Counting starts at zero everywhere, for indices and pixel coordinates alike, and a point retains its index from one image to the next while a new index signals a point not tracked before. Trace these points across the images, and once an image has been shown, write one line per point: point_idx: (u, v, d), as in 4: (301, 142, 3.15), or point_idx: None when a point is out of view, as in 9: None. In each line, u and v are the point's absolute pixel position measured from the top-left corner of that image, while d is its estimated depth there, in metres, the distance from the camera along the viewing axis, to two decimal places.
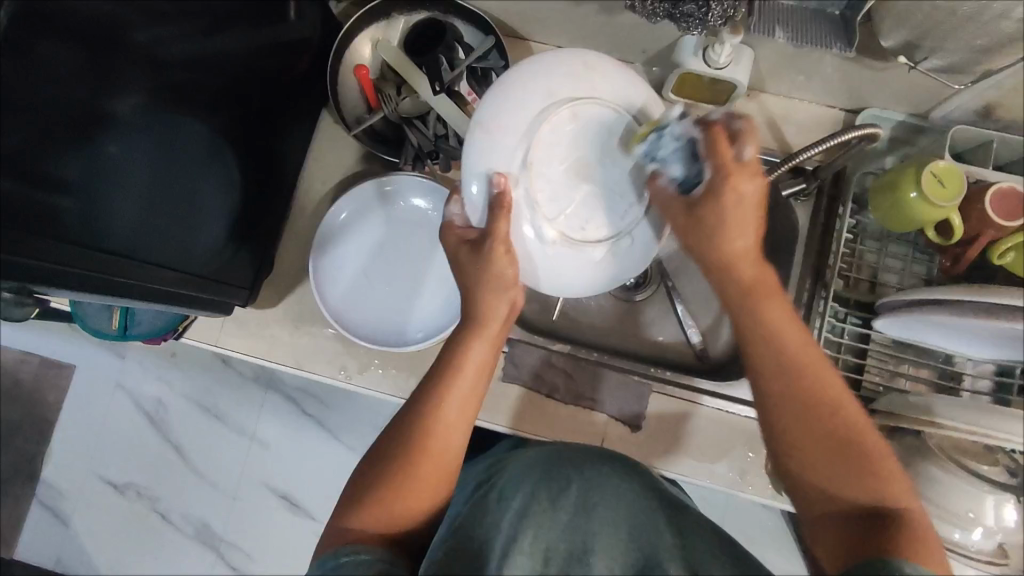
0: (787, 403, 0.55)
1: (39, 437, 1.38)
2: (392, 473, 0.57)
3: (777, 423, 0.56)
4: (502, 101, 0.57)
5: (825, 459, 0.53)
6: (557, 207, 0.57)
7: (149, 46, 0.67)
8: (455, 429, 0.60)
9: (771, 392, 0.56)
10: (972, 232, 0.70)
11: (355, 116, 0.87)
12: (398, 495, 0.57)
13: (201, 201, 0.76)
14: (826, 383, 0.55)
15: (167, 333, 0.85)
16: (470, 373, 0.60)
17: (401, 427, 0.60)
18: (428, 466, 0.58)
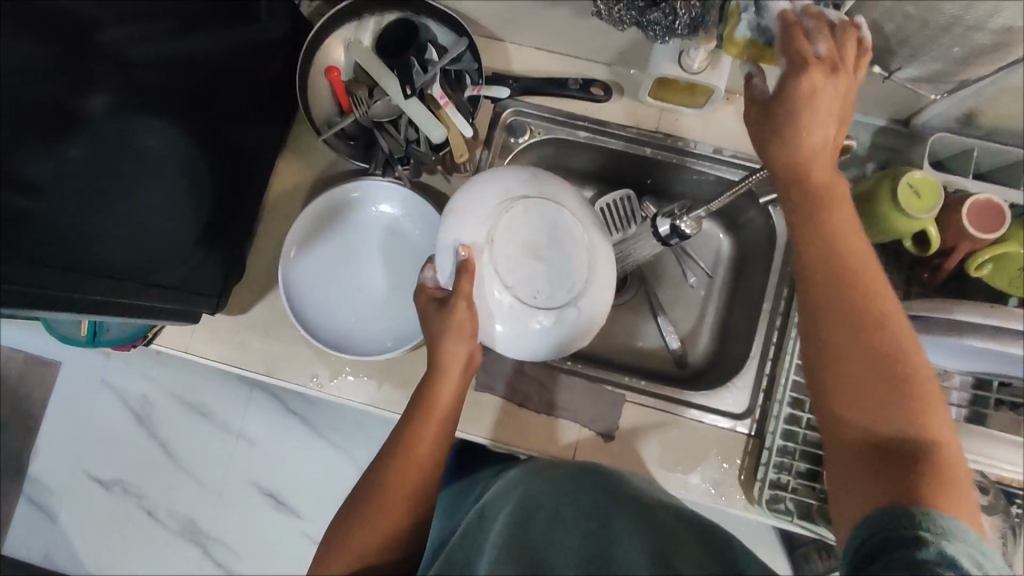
0: (831, 315, 0.52)
1: (24, 434, 1.38)
2: (364, 515, 0.61)
3: (824, 337, 0.52)
4: (470, 191, 0.64)
5: (878, 377, 0.50)
6: (512, 277, 0.61)
7: (119, 45, 0.66)
8: (422, 470, 0.63)
9: (830, 300, 0.52)
10: (948, 244, 0.69)
11: (325, 119, 0.85)
12: (366, 534, 0.60)
13: (167, 207, 0.75)
14: (891, 307, 0.52)
15: (138, 339, 0.84)
16: (435, 418, 0.65)
17: (372, 474, 0.63)
18: (402, 500, 0.62)
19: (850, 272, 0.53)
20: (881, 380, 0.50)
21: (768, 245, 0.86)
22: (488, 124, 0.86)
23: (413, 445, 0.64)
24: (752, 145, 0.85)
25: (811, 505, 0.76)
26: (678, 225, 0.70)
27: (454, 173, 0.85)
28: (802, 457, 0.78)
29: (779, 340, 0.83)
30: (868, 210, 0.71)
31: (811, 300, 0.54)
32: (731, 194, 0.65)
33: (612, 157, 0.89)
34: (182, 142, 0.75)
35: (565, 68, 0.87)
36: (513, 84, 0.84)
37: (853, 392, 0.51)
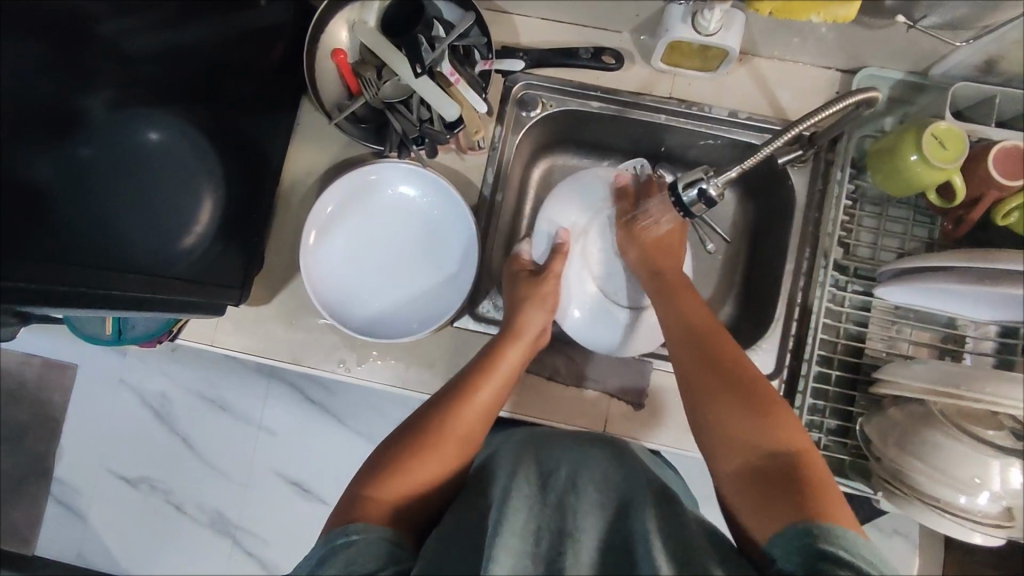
0: (719, 394, 0.63)
1: (48, 437, 1.39)
2: (420, 445, 0.64)
3: (720, 427, 0.61)
4: (575, 189, 0.87)
5: (764, 432, 0.59)
6: (599, 270, 0.87)
7: (115, 43, 0.69)
8: (477, 418, 0.68)
9: (694, 360, 0.66)
10: (974, 194, 0.68)
11: (335, 103, 0.84)
12: (422, 462, 0.63)
13: (186, 198, 0.77)
14: (760, 401, 0.61)
15: (162, 335, 0.84)
16: (500, 373, 0.72)
17: (428, 414, 0.68)
18: (449, 446, 0.65)
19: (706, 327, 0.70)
20: (743, 409, 0.60)
21: (786, 206, 0.86)
22: (499, 99, 0.85)
23: (474, 394, 0.69)
24: (767, 106, 0.83)
25: (843, 461, 0.77)
26: (704, 187, 0.64)
27: (468, 152, 0.85)
28: (831, 414, 0.79)
29: (804, 300, 0.82)
30: (892, 164, 0.70)
31: (704, 406, 0.63)
32: (767, 151, 0.64)
33: (626, 126, 0.88)
34: (192, 135, 0.78)
35: (574, 37, 0.85)
36: (524, 57, 0.83)
37: (732, 438, 0.60)
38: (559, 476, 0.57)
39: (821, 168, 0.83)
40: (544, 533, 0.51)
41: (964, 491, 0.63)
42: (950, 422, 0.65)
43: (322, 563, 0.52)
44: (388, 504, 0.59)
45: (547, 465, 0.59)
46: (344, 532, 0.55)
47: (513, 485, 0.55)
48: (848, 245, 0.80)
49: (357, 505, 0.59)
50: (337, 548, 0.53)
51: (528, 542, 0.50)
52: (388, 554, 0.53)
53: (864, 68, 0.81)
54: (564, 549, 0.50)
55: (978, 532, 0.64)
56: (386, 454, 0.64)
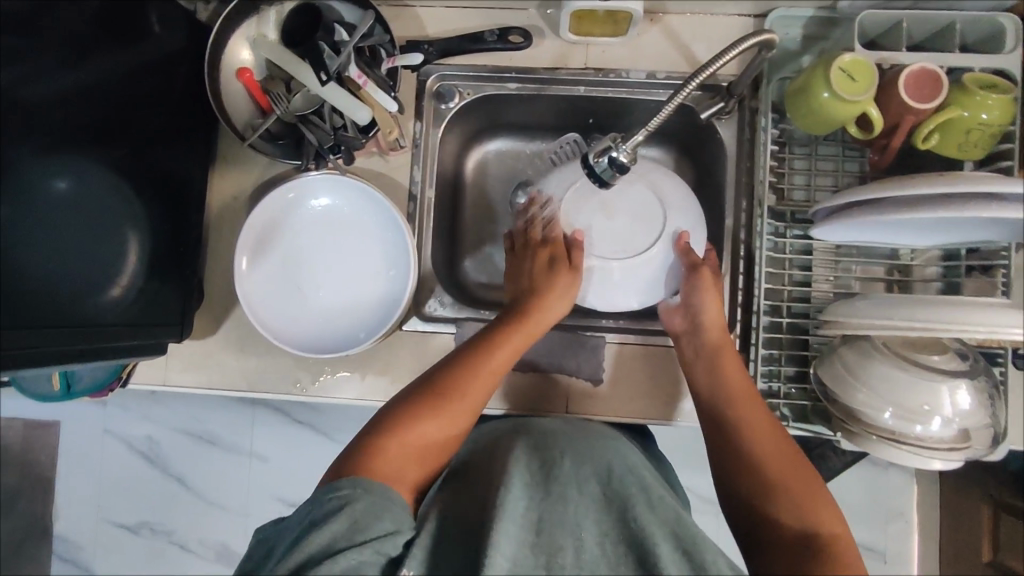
0: (777, 461, 0.63)
1: (39, 496, 1.38)
2: (428, 406, 0.63)
3: (748, 490, 0.62)
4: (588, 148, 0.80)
5: (793, 499, 0.60)
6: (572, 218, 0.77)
7: (12, 92, 0.64)
8: (481, 391, 0.66)
9: (757, 421, 0.66)
10: (892, 121, 0.67)
11: (246, 122, 0.82)
12: (427, 426, 0.62)
13: (108, 243, 0.74)
14: (789, 467, 0.62)
15: (113, 381, 0.83)
16: (512, 346, 0.70)
17: (439, 373, 0.66)
18: (449, 417, 0.64)
19: (739, 385, 0.69)
20: (795, 485, 0.61)
21: (718, 160, 0.85)
22: (415, 94, 0.84)
23: (484, 359, 0.68)
24: (684, 62, 0.82)
25: (805, 406, 0.77)
26: (615, 154, 0.63)
27: (391, 153, 0.83)
28: (788, 362, 0.78)
29: (746, 251, 0.81)
30: (807, 103, 0.68)
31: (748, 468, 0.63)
32: (672, 107, 0.62)
33: (548, 103, 0.87)
34: (106, 178, 0.74)
35: (481, 20, 0.84)
36: (428, 49, 0.82)
37: (776, 504, 0.60)
38: (561, 467, 0.59)
39: (747, 117, 0.82)
40: (544, 523, 0.54)
41: (916, 420, 0.63)
42: (894, 353, 0.65)
43: (324, 519, 0.52)
44: (389, 466, 0.58)
45: (550, 457, 0.61)
46: (341, 486, 0.54)
47: (514, 473, 0.57)
48: (782, 191, 0.79)
49: (359, 459, 0.58)
50: (341, 502, 0.53)
51: (527, 532, 0.53)
52: (394, 517, 0.53)
53: (773, 10, 0.79)
54: (563, 545, 0.53)
55: (937, 459, 0.64)
56: (393, 408, 0.63)
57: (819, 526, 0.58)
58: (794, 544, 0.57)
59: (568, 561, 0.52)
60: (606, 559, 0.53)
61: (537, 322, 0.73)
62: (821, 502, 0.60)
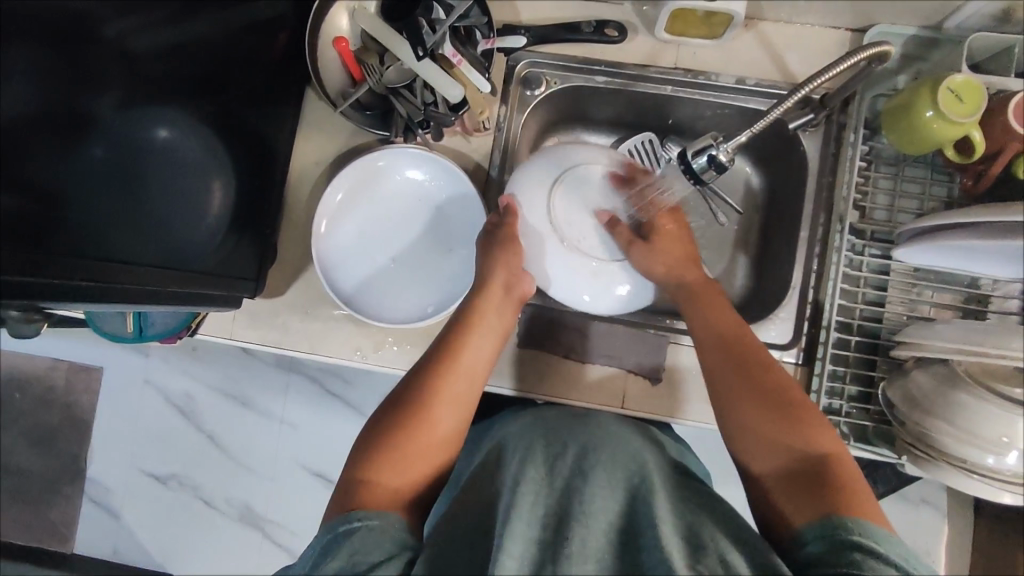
0: (751, 405, 0.63)
1: (79, 438, 1.42)
2: (404, 421, 0.63)
3: (750, 429, 0.62)
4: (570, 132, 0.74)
5: (793, 432, 0.60)
6: (570, 215, 0.70)
7: (118, 41, 0.68)
8: (462, 383, 0.67)
9: (725, 364, 0.67)
10: (994, 147, 0.66)
11: (338, 91, 0.84)
12: (402, 443, 0.61)
13: (194, 194, 0.77)
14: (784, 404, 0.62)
15: (181, 331, 0.85)
16: (480, 332, 0.70)
17: (413, 385, 0.66)
18: (427, 430, 0.63)
19: (726, 327, 0.70)
20: (777, 421, 0.61)
21: (797, 173, 0.84)
22: (504, 78, 0.85)
23: (463, 355, 0.69)
24: (775, 70, 0.82)
25: (866, 427, 0.76)
26: (714, 153, 0.63)
27: (474, 134, 0.84)
28: (852, 380, 0.78)
29: (820, 267, 0.81)
30: (906, 120, 0.68)
31: (747, 413, 0.63)
32: (776, 113, 0.64)
33: (632, 99, 0.87)
34: (202, 131, 0.77)
35: (576, 11, 0.84)
36: (525, 33, 0.82)
37: (765, 442, 0.61)
38: (566, 459, 0.56)
39: (834, 131, 0.82)
40: (549, 518, 0.50)
41: (991, 451, 0.62)
42: (975, 381, 0.64)
43: (330, 552, 0.51)
44: (385, 489, 0.58)
45: (555, 449, 0.57)
46: (335, 527, 0.53)
47: (520, 471, 0.54)
48: (864, 209, 0.79)
49: (353, 492, 0.57)
50: (340, 538, 0.52)
51: (534, 527, 0.49)
52: (394, 540, 0.52)
53: (874, 25, 0.79)
54: (572, 533, 0.49)
55: (1006, 493, 0.63)
56: (374, 436, 0.62)
57: (811, 444, 0.59)
58: (793, 465, 0.58)
59: (576, 552, 0.48)
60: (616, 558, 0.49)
61: (506, 304, 0.73)
62: (811, 422, 0.61)
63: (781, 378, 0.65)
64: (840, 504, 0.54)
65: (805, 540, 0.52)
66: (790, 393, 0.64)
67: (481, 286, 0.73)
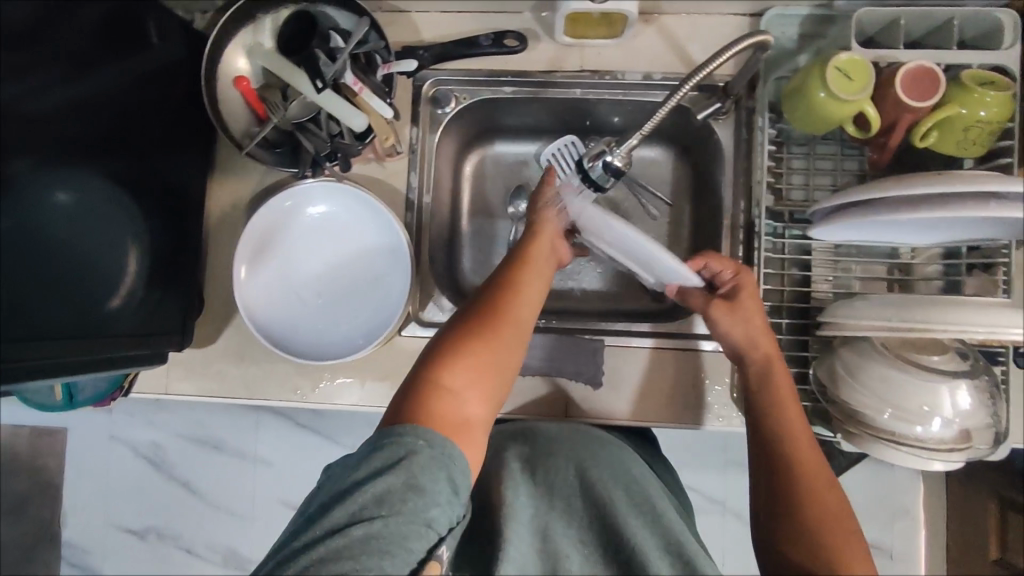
0: (798, 495, 0.60)
1: (49, 502, 1.39)
2: (473, 340, 0.61)
3: (787, 519, 0.59)
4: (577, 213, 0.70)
5: (829, 538, 0.57)
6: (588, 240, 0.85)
7: (19, 104, 0.65)
8: (526, 312, 0.65)
9: (788, 439, 0.63)
10: (890, 120, 0.67)
11: (244, 132, 0.82)
12: (468, 362, 0.59)
13: (109, 252, 0.74)
14: (833, 503, 0.59)
15: (115, 391, 0.84)
16: (538, 268, 0.68)
17: (478, 305, 0.65)
18: (494, 350, 0.61)
19: (788, 404, 0.65)
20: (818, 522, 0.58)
21: (716, 161, 0.85)
22: (411, 99, 0.84)
23: (523, 289, 0.66)
24: (679, 62, 0.82)
25: (805, 407, 0.76)
26: None
27: (387, 158, 0.83)
28: (787, 363, 0.78)
29: (745, 254, 0.81)
30: (802, 102, 0.68)
31: (791, 497, 0.60)
32: (668, 107, 0.65)
33: (545, 105, 0.87)
34: (108, 187, 0.74)
35: (476, 24, 0.84)
36: (423, 54, 0.81)
37: (796, 534, 0.58)
38: (564, 474, 0.70)
39: (744, 117, 0.82)
40: (538, 514, 0.68)
41: (916, 421, 0.63)
42: (893, 353, 0.65)
43: (378, 472, 0.50)
44: (449, 405, 0.56)
45: (551, 463, 0.71)
46: (402, 435, 0.51)
47: (513, 488, 0.69)
48: (780, 191, 0.79)
49: (417, 401, 0.56)
50: (402, 452, 0.51)
51: (534, 536, 0.66)
52: (451, 477, 0.51)
53: (769, 9, 0.79)
54: (554, 524, 0.67)
55: (936, 459, 0.64)
56: (440, 344, 0.61)
57: (847, 558, 0.56)
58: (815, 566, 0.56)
59: (570, 549, 0.66)
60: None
61: (556, 245, 0.72)
62: (846, 538, 0.57)
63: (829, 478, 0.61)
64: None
65: None
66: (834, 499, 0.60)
67: (537, 223, 0.71)
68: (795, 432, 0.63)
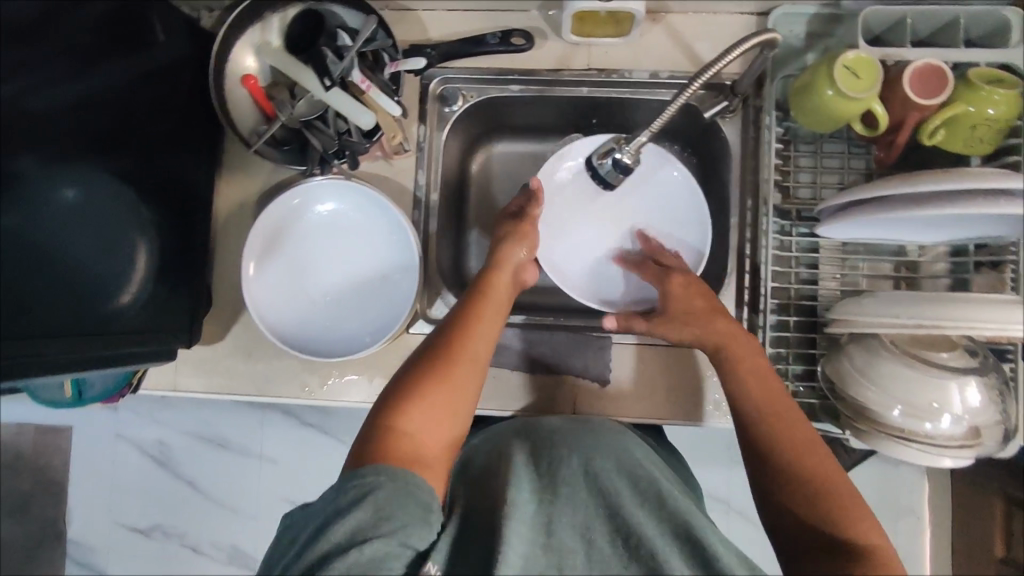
0: (790, 469, 0.60)
1: (56, 500, 1.39)
2: (431, 378, 0.63)
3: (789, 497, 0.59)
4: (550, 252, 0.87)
5: (829, 506, 0.57)
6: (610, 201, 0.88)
7: (20, 102, 0.66)
8: (482, 345, 0.68)
9: (761, 415, 0.64)
10: (898, 118, 0.67)
11: (252, 129, 0.82)
12: (428, 400, 0.61)
13: (116, 248, 0.75)
14: (826, 467, 0.60)
15: (124, 387, 0.84)
16: (492, 302, 0.73)
17: (435, 343, 0.67)
18: (453, 386, 0.64)
19: (756, 380, 0.66)
20: (817, 492, 0.58)
21: (723, 159, 0.85)
22: (418, 100, 0.85)
23: (478, 326, 0.70)
24: (686, 60, 0.82)
25: (813, 404, 0.77)
26: (618, 155, 0.65)
27: (394, 156, 0.84)
28: (795, 360, 0.79)
29: (752, 252, 0.81)
30: (809, 100, 0.69)
31: (785, 474, 0.60)
32: (675, 107, 0.64)
33: (552, 104, 0.87)
34: (117, 187, 0.75)
35: (484, 22, 0.84)
36: (431, 52, 0.82)
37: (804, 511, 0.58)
38: (566, 467, 0.58)
39: (751, 115, 0.82)
40: (546, 524, 0.53)
41: (926, 417, 0.63)
42: (903, 350, 0.65)
43: (349, 508, 0.50)
44: (411, 443, 0.58)
45: (553, 454, 0.60)
46: (363, 473, 0.53)
47: (517, 479, 0.56)
48: (788, 189, 0.79)
49: (378, 445, 0.57)
50: (368, 489, 0.51)
51: (534, 534, 0.52)
52: (419, 501, 0.52)
53: (776, 7, 0.79)
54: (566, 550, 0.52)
55: (946, 456, 0.64)
56: (399, 385, 0.63)
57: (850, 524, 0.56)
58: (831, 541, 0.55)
59: (579, 561, 0.52)
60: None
61: (508, 281, 0.76)
62: (846, 503, 0.57)
63: (814, 441, 0.62)
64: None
65: None
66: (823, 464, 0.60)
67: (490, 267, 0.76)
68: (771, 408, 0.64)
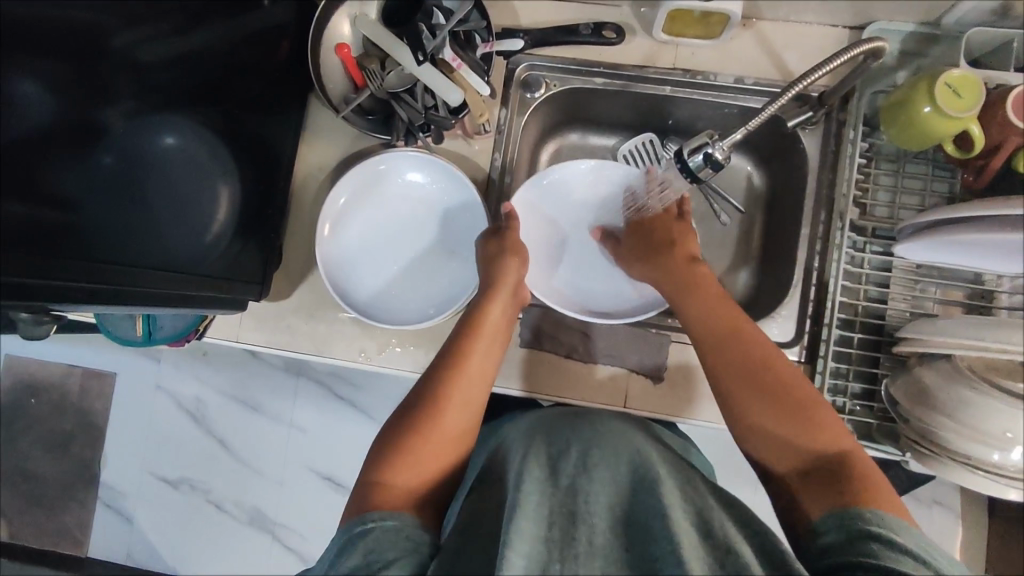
0: (751, 398, 0.63)
1: (92, 443, 1.41)
2: (421, 420, 0.63)
3: (750, 417, 0.63)
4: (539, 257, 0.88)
5: (788, 422, 0.61)
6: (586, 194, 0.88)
7: (129, 52, 0.70)
8: (474, 384, 0.68)
9: (718, 344, 0.68)
10: (995, 141, 0.66)
11: (341, 96, 0.85)
12: (421, 441, 0.62)
13: (200, 197, 0.78)
14: (781, 380, 0.64)
15: (190, 333, 0.87)
16: (485, 339, 0.72)
17: (429, 380, 0.67)
18: (448, 419, 0.64)
19: (715, 316, 0.71)
20: (783, 416, 0.61)
21: (799, 170, 0.84)
22: (503, 82, 0.86)
23: (470, 351, 0.70)
24: (773, 68, 0.82)
25: (871, 424, 0.76)
26: (710, 151, 0.67)
27: (474, 137, 0.86)
28: (855, 377, 0.78)
29: (821, 266, 0.80)
30: (905, 114, 0.68)
31: (740, 401, 0.64)
32: (772, 109, 0.65)
33: (632, 100, 0.88)
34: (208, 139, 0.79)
35: (575, 14, 0.85)
36: (524, 37, 0.84)
37: (775, 440, 0.61)
38: (569, 457, 0.54)
39: (834, 128, 0.82)
40: (556, 517, 0.49)
41: (995, 446, 0.61)
42: (977, 376, 0.63)
43: (344, 552, 0.51)
44: (402, 485, 0.58)
45: (557, 446, 0.55)
46: (359, 522, 0.54)
47: (524, 468, 0.52)
48: (865, 206, 0.79)
49: (369, 493, 0.57)
50: (365, 532, 0.52)
51: (539, 527, 0.47)
52: (410, 539, 0.52)
53: (872, 23, 0.79)
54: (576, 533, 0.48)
55: (1012, 488, 0.62)
56: (390, 431, 0.63)
57: (818, 436, 0.59)
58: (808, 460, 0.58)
59: (584, 551, 0.47)
60: (629, 551, 0.48)
61: (504, 305, 0.76)
62: (813, 415, 0.61)
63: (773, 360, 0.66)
64: (854, 493, 0.53)
65: (821, 533, 0.52)
66: (787, 384, 0.64)
67: (487, 289, 0.76)
68: (734, 339, 0.68)
